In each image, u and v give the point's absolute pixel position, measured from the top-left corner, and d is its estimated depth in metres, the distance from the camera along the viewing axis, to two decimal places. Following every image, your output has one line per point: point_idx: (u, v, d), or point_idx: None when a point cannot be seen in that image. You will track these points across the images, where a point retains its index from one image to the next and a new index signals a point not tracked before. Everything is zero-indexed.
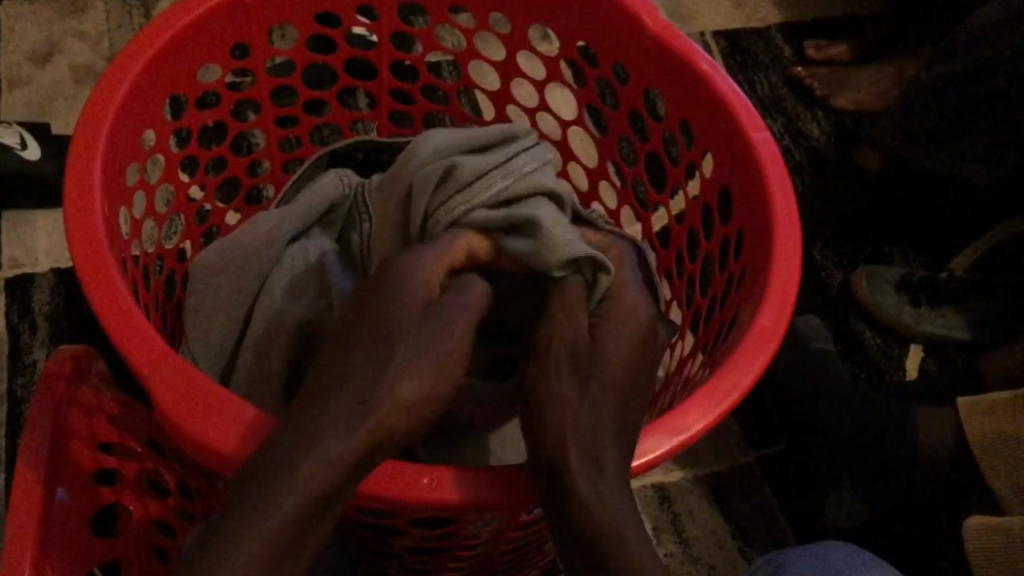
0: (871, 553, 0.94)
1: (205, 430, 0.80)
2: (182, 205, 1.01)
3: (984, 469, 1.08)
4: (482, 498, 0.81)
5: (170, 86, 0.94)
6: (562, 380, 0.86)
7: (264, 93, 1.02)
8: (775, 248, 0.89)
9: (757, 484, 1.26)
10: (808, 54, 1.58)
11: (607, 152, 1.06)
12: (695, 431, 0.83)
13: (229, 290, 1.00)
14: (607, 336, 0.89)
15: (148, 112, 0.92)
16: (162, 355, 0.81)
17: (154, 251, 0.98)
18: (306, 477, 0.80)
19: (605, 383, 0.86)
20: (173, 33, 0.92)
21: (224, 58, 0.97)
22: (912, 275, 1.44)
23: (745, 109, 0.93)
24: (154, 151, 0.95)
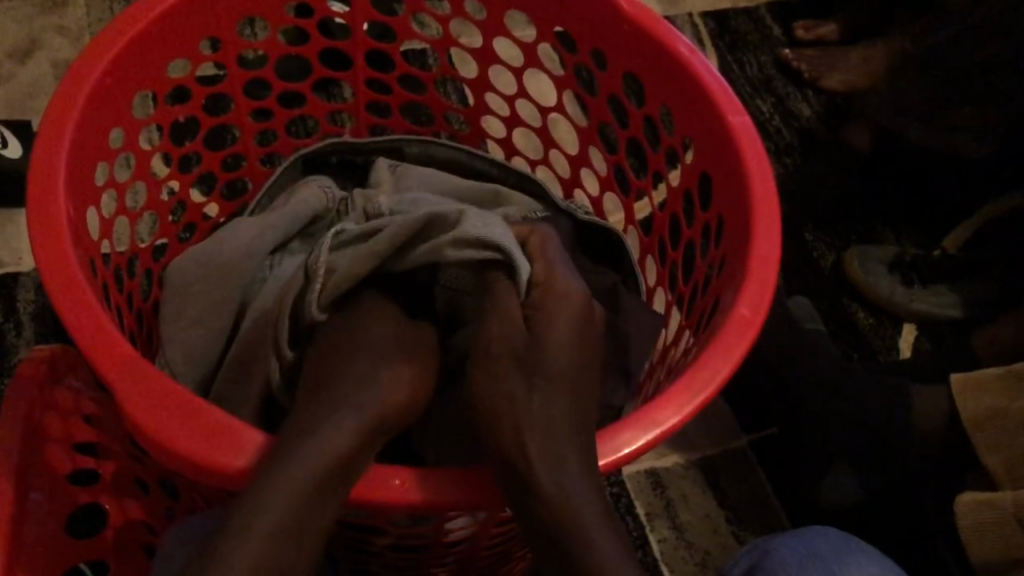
0: (854, 538, 0.92)
1: (172, 433, 0.77)
2: (156, 203, 0.99)
3: (976, 442, 1.07)
4: (447, 501, 0.79)
5: (139, 81, 0.92)
6: (501, 380, 0.85)
7: (236, 86, 1.01)
8: (756, 234, 0.88)
9: (751, 468, 1.25)
10: (796, 36, 1.57)
11: (588, 140, 1.05)
12: (671, 425, 0.81)
13: (202, 298, 0.97)
14: (545, 325, 0.88)
15: (115, 108, 0.91)
16: (129, 357, 0.79)
17: (127, 250, 0.96)
18: (289, 499, 0.78)
19: (548, 364, 0.86)
20: (139, 27, 0.90)
21: (193, 53, 0.96)
22: (904, 253, 1.43)
23: (722, 93, 0.92)
24: (123, 149, 0.93)
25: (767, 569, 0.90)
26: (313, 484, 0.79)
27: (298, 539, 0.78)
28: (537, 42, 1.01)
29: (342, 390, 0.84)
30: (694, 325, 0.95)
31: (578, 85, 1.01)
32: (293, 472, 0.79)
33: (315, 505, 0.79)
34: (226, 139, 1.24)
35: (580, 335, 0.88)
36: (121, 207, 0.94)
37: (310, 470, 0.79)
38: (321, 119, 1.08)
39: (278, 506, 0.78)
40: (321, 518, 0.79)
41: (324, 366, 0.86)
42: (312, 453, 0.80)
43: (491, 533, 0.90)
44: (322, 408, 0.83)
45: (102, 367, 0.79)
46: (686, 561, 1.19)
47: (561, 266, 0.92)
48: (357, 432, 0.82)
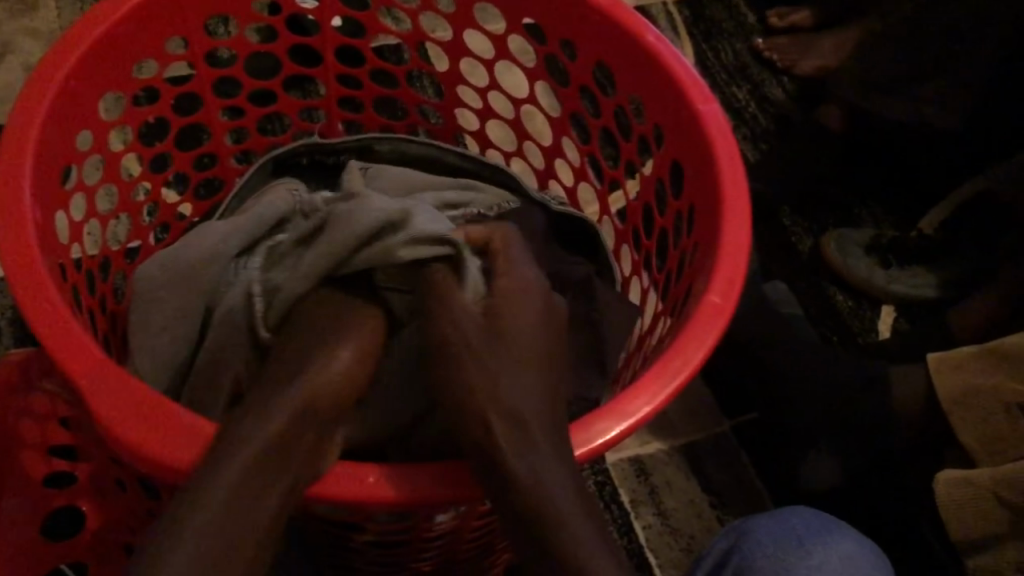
0: (831, 518, 0.93)
1: (140, 437, 0.78)
2: (127, 205, 0.99)
3: (953, 419, 1.09)
4: (425, 496, 0.80)
5: (105, 83, 0.92)
6: (470, 373, 0.84)
7: (205, 85, 1.01)
8: (725, 221, 0.89)
9: (733, 452, 1.27)
10: (770, 23, 1.58)
11: (561, 131, 1.06)
12: (642, 416, 0.82)
13: (160, 306, 0.96)
14: (509, 320, 0.87)
15: (82, 110, 0.91)
16: (97, 362, 0.79)
17: (99, 253, 0.96)
18: (228, 496, 0.78)
19: (509, 342, 0.85)
20: (104, 28, 0.90)
21: (161, 54, 0.96)
22: (881, 236, 1.45)
23: (691, 81, 0.93)
24: (92, 151, 0.93)
25: (744, 550, 0.91)
26: (254, 474, 0.80)
27: (240, 526, 0.78)
28: (508, 35, 1.02)
29: (283, 378, 0.86)
30: (670, 310, 0.95)
31: (550, 76, 1.02)
32: (234, 459, 0.79)
33: (254, 493, 0.79)
34: (201, 139, 1.24)
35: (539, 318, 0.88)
36: (91, 210, 0.94)
37: (249, 452, 0.80)
38: (293, 116, 1.09)
39: (220, 494, 0.78)
40: (266, 508, 0.79)
41: (276, 363, 0.87)
42: (250, 440, 0.81)
43: (471, 527, 0.90)
44: (261, 401, 0.84)
45: (71, 372, 0.79)
46: (671, 547, 1.20)
47: (518, 257, 0.91)
48: (290, 423, 0.83)
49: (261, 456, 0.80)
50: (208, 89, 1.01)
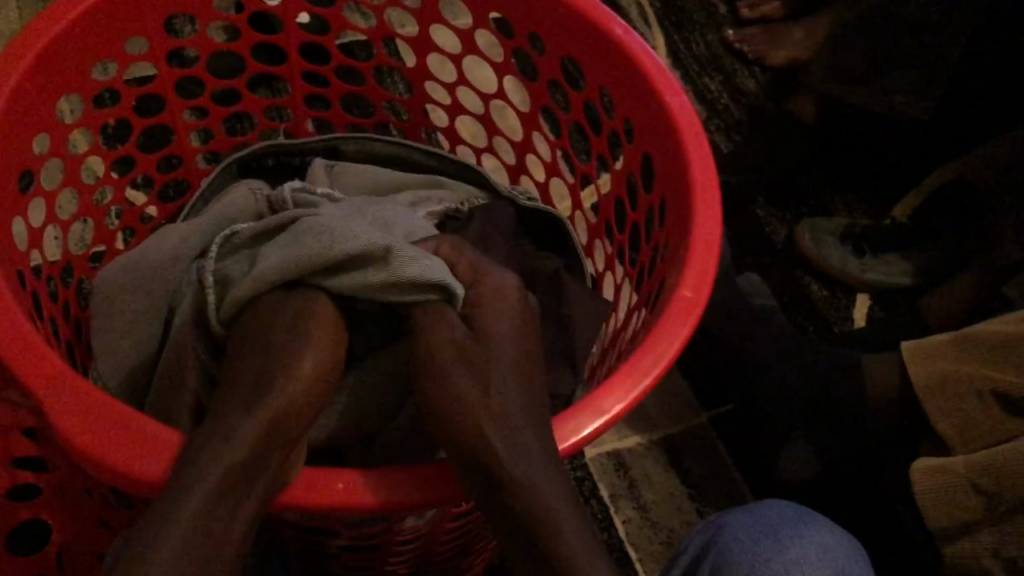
0: (809, 509, 0.93)
1: (103, 446, 0.77)
2: (89, 209, 0.98)
3: (928, 409, 1.09)
4: (399, 499, 0.79)
5: (64, 86, 0.91)
6: (463, 376, 0.85)
7: (167, 84, 1.00)
8: (696, 214, 0.89)
9: (711, 445, 1.27)
10: (741, 15, 1.58)
11: (531, 126, 1.05)
12: (616, 413, 0.81)
13: (119, 310, 0.96)
14: (491, 327, 0.88)
15: (41, 113, 0.89)
16: (58, 374, 0.79)
17: (61, 259, 0.95)
18: (197, 499, 0.78)
19: (492, 352, 0.86)
20: (59, 30, 0.88)
21: (122, 56, 0.95)
22: (854, 224, 1.45)
23: (660, 74, 0.93)
24: (52, 155, 0.92)
25: (721, 543, 0.91)
26: (224, 489, 0.79)
27: (215, 542, 0.78)
28: (475, 30, 1.01)
29: (253, 390, 0.84)
30: (643, 304, 0.95)
31: (518, 71, 1.02)
32: (200, 477, 0.78)
33: (223, 509, 0.79)
34: (167, 140, 1.23)
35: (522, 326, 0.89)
36: (50, 215, 0.93)
37: (219, 470, 0.79)
38: (259, 115, 1.08)
39: (189, 512, 0.77)
40: (237, 521, 0.79)
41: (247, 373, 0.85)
42: (215, 454, 0.80)
43: (447, 528, 0.90)
44: (227, 412, 0.83)
45: (34, 383, 0.78)
46: (652, 541, 1.20)
47: (490, 268, 0.92)
48: (258, 436, 0.81)
49: (228, 471, 0.79)
50: (171, 88, 1.00)
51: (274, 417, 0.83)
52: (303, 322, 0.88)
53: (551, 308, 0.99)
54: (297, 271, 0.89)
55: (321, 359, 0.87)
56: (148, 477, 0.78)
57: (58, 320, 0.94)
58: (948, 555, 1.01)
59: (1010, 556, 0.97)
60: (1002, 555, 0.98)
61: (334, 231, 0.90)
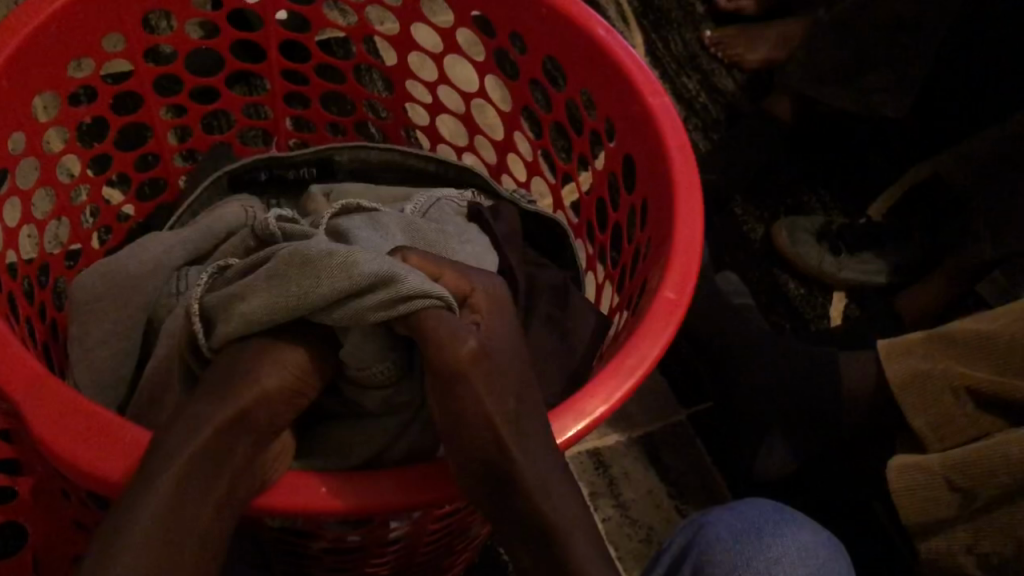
0: (789, 508, 0.93)
1: (80, 451, 0.77)
2: (66, 208, 0.97)
3: (902, 406, 1.09)
4: (378, 504, 0.78)
5: (39, 83, 0.90)
6: (470, 392, 0.83)
7: (144, 82, 1.00)
8: (678, 215, 0.89)
9: (690, 442, 1.27)
10: (718, 6, 1.58)
11: (512, 126, 1.05)
12: (599, 414, 0.81)
13: (99, 314, 0.95)
14: (493, 341, 0.85)
15: (16, 110, 0.88)
16: (36, 377, 0.78)
17: (38, 259, 0.94)
18: (165, 507, 0.78)
19: (484, 368, 0.83)
20: (33, 27, 0.87)
21: (99, 53, 0.94)
22: (830, 223, 1.45)
23: (641, 75, 0.93)
24: (27, 153, 0.91)
25: (703, 542, 0.91)
26: (185, 489, 0.80)
27: (175, 540, 0.79)
28: (456, 28, 1.01)
29: (221, 402, 0.83)
30: (626, 304, 0.95)
31: (499, 70, 1.01)
32: (163, 475, 0.78)
33: (188, 505, 0.80)
34: (143, 139, 1.22)
35: (507, 332, 0.86)
36: (26, 214, 0.92)
37: (179, 468, 0.79)
38: (238, 114, 1.07)
39: (151, 511, 0.78)
40: (198, 520, 0.80)
41: (221, 395, 0.83)
42: (176, 451, 0.80)
43: (430, 529, 0.89)
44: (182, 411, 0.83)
45: (6, 386, 0.78)
46: (631, 539, 1.20)
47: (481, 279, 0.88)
48: (216, 440, 0.82)
49: (188, 468, 0.80)
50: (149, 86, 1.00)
51: (231, 423, 0.82)
52: (278, 358, 0.86)
53: (543, 310, 0.99)
54: (289, 312, 0.85)
55: (288, 377, 0.85)
56: (126, 481, 0.78)
57: (34, 322, 0.93)
58: (924, 550, 1.02)
59: (984, 552, 0.98)
60: (975, 551, 0.99)
61: (327, 266, 0.85)
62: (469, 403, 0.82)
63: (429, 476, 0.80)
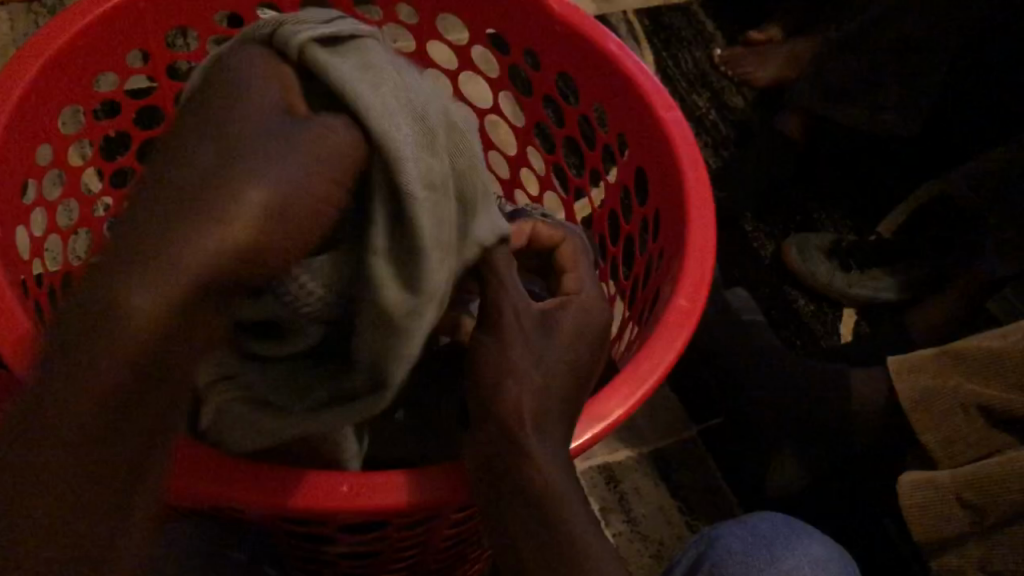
0: (801, 523, 0.93)
1: None
2: (87, 220, 0.98)
3: (916, 422, 1.10)
4: (428, 499, 0.77)
5: (63, 99, 0.91)
6: (523, 348, 0.82)
7: (166, 98, 1.01)
8: (691, 225, 0.90)
9: (702, 458, 1.27)
10: (751, 37, 1.58)
11: (526, 140, 1.06)
12: (614, 419, 0.82)
13: None
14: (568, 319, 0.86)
15: (43, 124, 0.89)
16: None
17: (61, 270, 0.95)
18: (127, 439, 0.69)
19: (559, 341, 0.84)
20: (58, 45, 0.88)
21: (122, 69, 0.95)
22: (840, 241, 1.46)
23: (654, 91, 0.94)
24: (51, 166, 0.92)
25: (714, 557, 0.91)
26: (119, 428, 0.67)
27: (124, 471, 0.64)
28: (471, 44, 1.02)
29: (221, 171, 0.65)
30: (636, 316, 0.96)
31: (513, 85, 1.02)
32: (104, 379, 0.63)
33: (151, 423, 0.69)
34: None
35: (591, 333, 0.86)
36: (51, 225, 0.93)
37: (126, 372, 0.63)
38: None
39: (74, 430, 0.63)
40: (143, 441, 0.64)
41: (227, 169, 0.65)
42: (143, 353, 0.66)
43: (443, 536, 0.89)
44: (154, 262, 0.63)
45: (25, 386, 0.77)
46: (642, 553, 1.20)
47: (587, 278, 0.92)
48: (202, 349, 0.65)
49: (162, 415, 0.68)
50: (170, 101, 1.01)
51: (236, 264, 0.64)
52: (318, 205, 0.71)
53: None
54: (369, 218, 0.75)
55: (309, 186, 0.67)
56: None
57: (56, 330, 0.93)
58: (937, 565, 1.03)
59: (996, 567, 0.98)
60: (988, 566, 0.99)
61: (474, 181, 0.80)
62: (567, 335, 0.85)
63: (447, 484, 0.78)
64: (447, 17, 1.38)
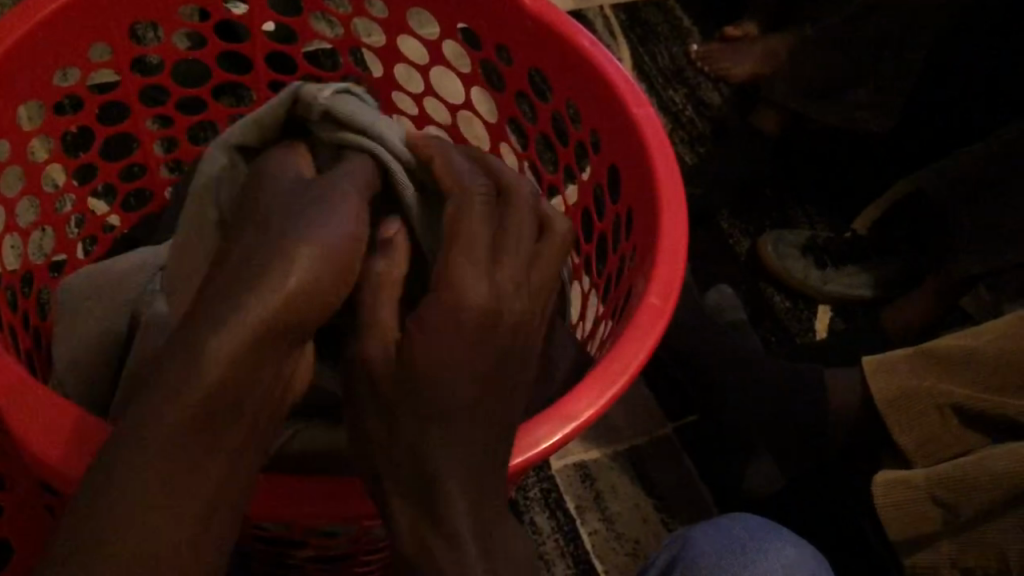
0: (776, 522, 0.93)
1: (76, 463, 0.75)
2: (52, 217, 0.97)
3: (889, 424, 1.09)
4: (328, 514, 0.77)
5: (22, 94, 0.89)
6: (379, 411, 0.77)
7: (131, 93, 0.99)
8: (664, 222, 0.89)
9: (677, 456, 1.27)
10: (726, 34, 1.57)
11: (498, 137, 1.05)
12: (584, 420, 0.80)
13: (85, 316, 0.94)
14: (431, 342, 0.76)
15: (0, 119, 0.87)
16: (15, 382, 0.77)
17: (21, 268, 0.93)
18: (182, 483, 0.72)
19: (431, 374, 0.76)
20: (16, 38, 0.87)
21: (85, 63, 0.94)
22: (816, 238, 1.46)
23: (627, 87, 0.93)
24: (12, 162, 0.90)
25: (691, 556, 0.91)
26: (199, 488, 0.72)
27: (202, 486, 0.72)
28: (442, 39, 1.00)
29: (272, 229, 0.77)
30: (610, 313, 0.95)
31: (485, 81, 1.01)
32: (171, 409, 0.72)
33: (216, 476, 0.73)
34: (128, 148, 1.22)
35: (464, 349, 0.76)
36: (12, 222, 0.91)
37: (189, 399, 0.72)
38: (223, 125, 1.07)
39: (161, 453, 0.71)
40: (223, 459, 0.73)
41: (272, 222, 0.77)
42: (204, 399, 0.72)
43: None
44: (213, 304, 0.74)
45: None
46: (616, 552, 1.20)
47: (466, 258, 0.78)
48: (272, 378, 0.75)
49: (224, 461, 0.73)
50: (135, 97, 0.99)
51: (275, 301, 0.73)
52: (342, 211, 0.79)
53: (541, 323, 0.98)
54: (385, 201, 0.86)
55: (346, 234, 0.76)
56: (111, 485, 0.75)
57: (20, 329, 0.92)
58: (909, 564, 1.03)
59: (969, 566, 0.98)
60: (961, 565, 0.99)
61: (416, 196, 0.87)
62: (439, 355, 0.76)
63: (344, 496, 0.78)
64: (421, 11, 1.37)
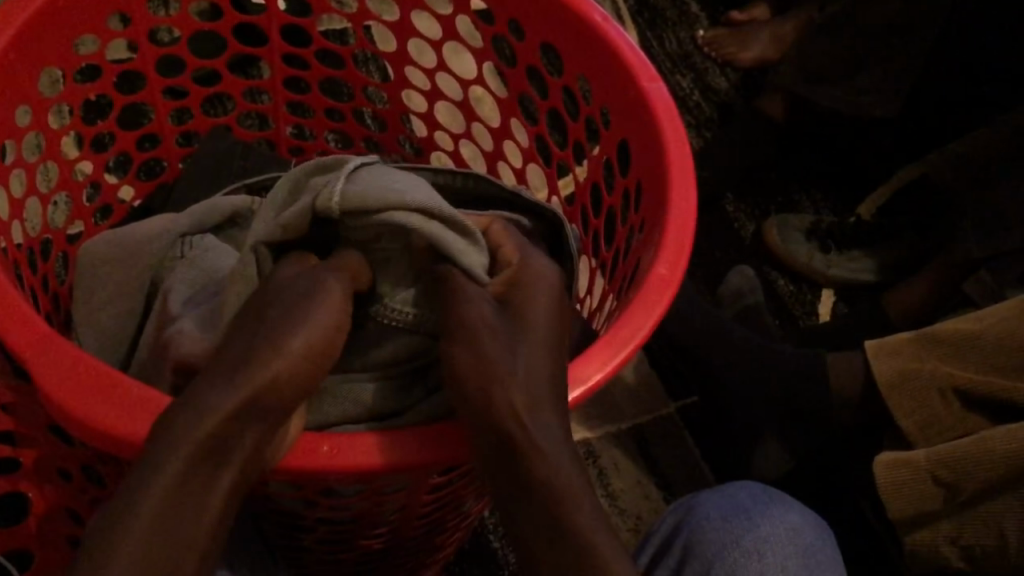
0: (779, 492, 0.94)
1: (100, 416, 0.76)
2: (68, 185, 0.98)
3: (892, 406, 1.10)
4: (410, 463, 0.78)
5: (42, 60, 0.90)
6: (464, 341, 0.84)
7: (147, 63, 1.00)
8: (671, 194, 0.90)
9: (679, 433, 1.28)
10: (733, 19, 1.58)
11: (509, 113, 1.05)
12: (593, 382, 0.83)
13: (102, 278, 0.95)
14: (525, 306, 0.86)
15: (20, 83, 0.88)
16: (40, 335, 0.78)
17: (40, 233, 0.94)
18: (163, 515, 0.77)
19: (527, 327, 0.85)
20: (38, 3, 0.88)
21: (103, 31, 0.94)
22: (821, 221, 1.46)
23: (637, 61, 0.94)
24: (31, 128, 0.91)
25: (694, 523, 0.92)
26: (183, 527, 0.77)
27: (195, 516, 0.78)
28: (455, 14, 1.01)
29: (265, 321, 0.83)
30: (616, 287, 0.96)
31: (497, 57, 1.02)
32: (173, 451, 0.77)
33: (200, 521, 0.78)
34: (139, 122, 1.23)
35: (548, 311, 0.86)
36: (30, 187, 0.92)
37: (187, 445, 0.77)
38: (238, 97, 1.08)
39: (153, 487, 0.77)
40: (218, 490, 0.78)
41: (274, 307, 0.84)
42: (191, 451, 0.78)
43: (423, 501, 0.89)
44: (218, 373, 0.81)
45: (49, 394, 0.76)
46: (619, 528, 1.22)
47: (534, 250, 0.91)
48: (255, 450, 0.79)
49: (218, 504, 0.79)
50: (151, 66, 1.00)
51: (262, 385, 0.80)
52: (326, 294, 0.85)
53: None
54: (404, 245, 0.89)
55: (330, 323, 0.83)
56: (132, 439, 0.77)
57: (38, 291, 0.93)
58: (909, 544, 1.04)
59: (969, 543, 1.00)
60: (960, 542, 1.01)
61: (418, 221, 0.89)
62: (528, 313, 0.86)
63: (420, 445, 0.79)
64: None
